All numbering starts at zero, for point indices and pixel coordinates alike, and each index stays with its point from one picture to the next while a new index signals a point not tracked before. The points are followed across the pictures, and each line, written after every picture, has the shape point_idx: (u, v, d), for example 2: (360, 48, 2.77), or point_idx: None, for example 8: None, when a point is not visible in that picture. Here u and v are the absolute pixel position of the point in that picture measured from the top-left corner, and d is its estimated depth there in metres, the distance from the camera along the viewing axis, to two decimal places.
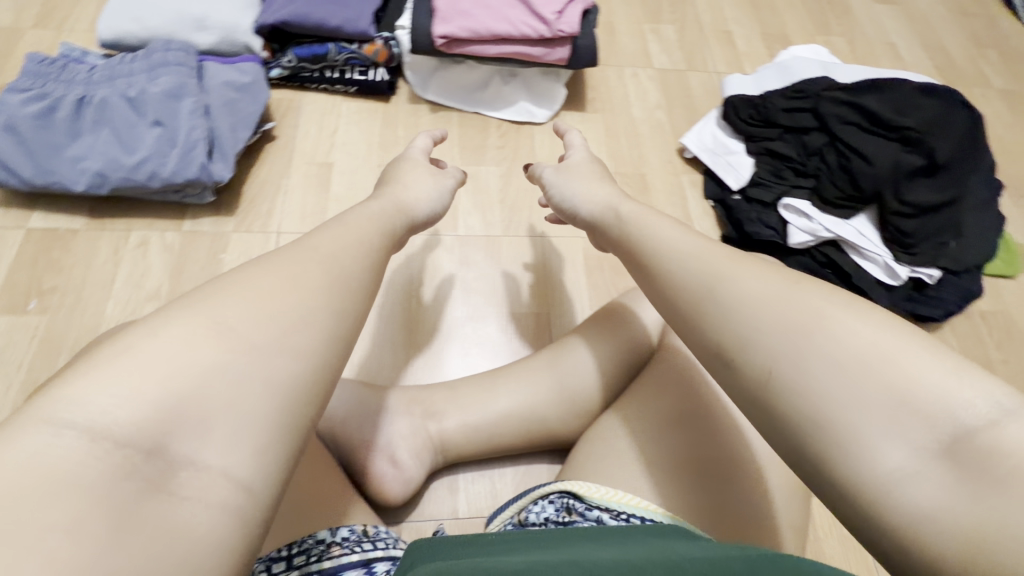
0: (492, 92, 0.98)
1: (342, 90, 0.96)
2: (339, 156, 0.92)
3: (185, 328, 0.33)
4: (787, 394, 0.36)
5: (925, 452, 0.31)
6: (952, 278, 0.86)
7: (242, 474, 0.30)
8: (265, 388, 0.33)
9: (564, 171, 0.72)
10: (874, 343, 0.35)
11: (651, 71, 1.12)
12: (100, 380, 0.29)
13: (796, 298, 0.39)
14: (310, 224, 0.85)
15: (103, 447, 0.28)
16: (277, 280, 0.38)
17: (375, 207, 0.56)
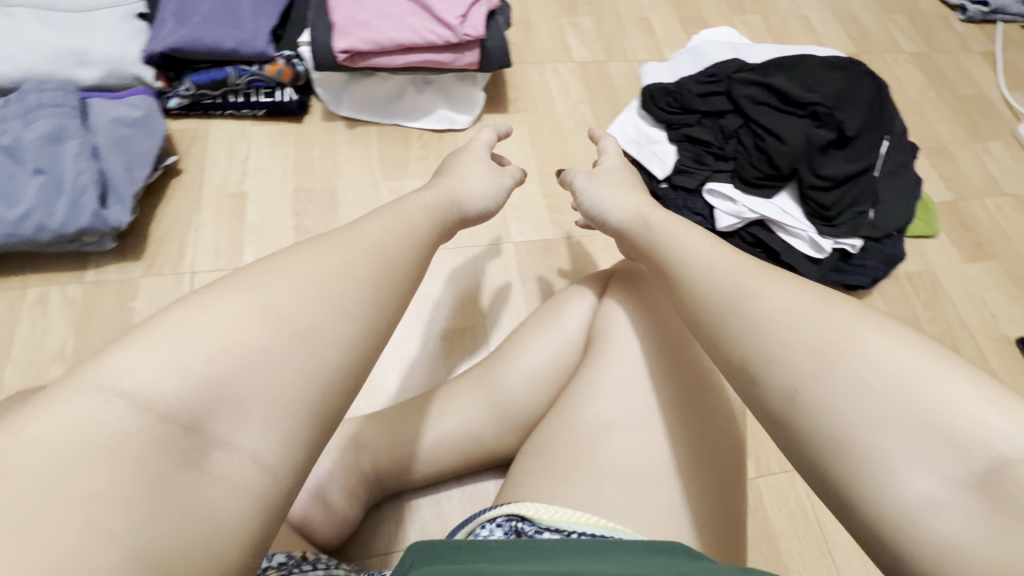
0: (408, 102, 0.95)
1: (250, 113, 0.92)
2: (252, 184, 0.88)
3: (236, 305, 0.32)
4: (808, 413, 0.34)
5: (957, 483, 0.29)
6: (875, 245, 0.88)
7: (269, 458, 0.29)
8: (304, 377, 0.31)
9: (593, 177, 0.70)
10: (903, 364, 0.33)
11: (572, 65, 1.11)
12: (142, 349, 0.29)
13: (823, 317, 0.37)
14: (226, 259, 0.81)
15: (146, 419, 0.27)
16: (325, 269, 0.36)
17: (437, 200, 0.56)
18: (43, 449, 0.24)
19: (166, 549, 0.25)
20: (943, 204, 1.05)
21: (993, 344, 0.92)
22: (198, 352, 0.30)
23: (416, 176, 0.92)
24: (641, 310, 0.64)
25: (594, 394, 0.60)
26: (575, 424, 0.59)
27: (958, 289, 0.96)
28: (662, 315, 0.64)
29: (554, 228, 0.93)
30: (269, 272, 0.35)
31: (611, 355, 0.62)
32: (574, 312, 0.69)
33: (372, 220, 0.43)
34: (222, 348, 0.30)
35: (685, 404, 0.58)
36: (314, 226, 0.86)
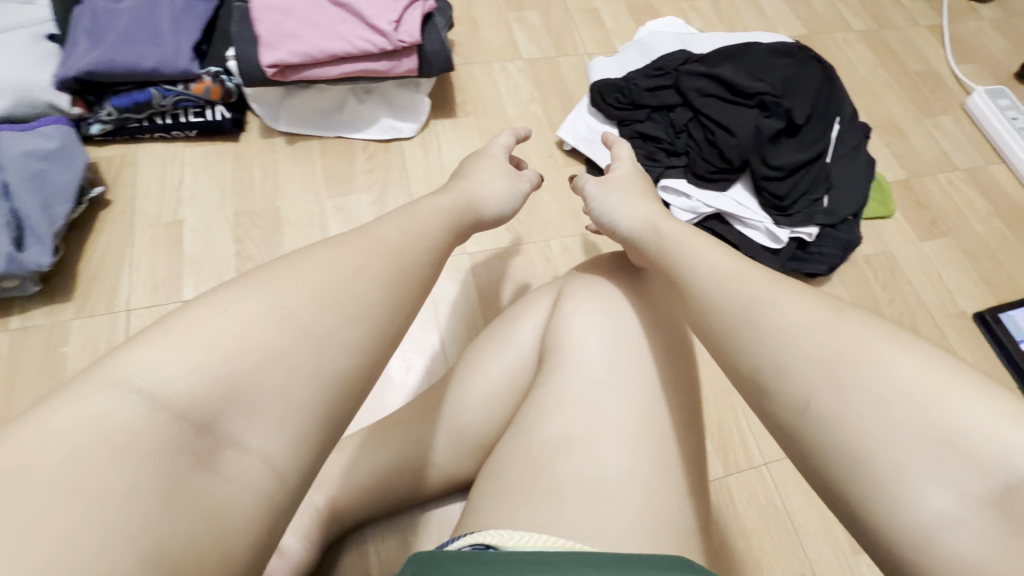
0: (350, 112, 0.92)
1: (182, 135, 0.87)
2: (189, 211, 0.83)
3: (252, 308, 0.34)
4: (821, 427, 0.34)
5: (971, 499, 0.29)
6: (832, 231, 0.87)
7: (279, 461, 0.32)
8: (314, 377, 0.34)
9: (602, 183, 0.67)
10: (921, 378, 0.34)
11: (520, 62, 1.08)
12: (159, 348, 0.31)
13: (838, 331, 0.38)
14: (164, 293, 0.77)
15: (162, 417, 0.29)
16: (339, 270, 0.39)
17: (459, 205, 0.59)
18: (64, 442, 0.26)
19: (181, 546, 0.27)
20: (898, 183, 1.06)
21: (951, 322, 0.93)
22: (216, 352, 0.32)
23: (363, 190, 0.89)
24: (602, 317, 0.63)
25: (553, 410, 0.58)
26: (532, 443, 0.57)
27: (916, 269, 0.97)
28: (636, 312, 0.64)
29: (509, 234, 0.90)
30: (285, 275, 0.37)
31: (568, 368, 0.60)
32: (526, 327, 0.67)
33: (389, 223, 0.46)
34: (239, 350, 0.33)
35: (670, 395, 0.60)
36: (257, 251, 0.82)
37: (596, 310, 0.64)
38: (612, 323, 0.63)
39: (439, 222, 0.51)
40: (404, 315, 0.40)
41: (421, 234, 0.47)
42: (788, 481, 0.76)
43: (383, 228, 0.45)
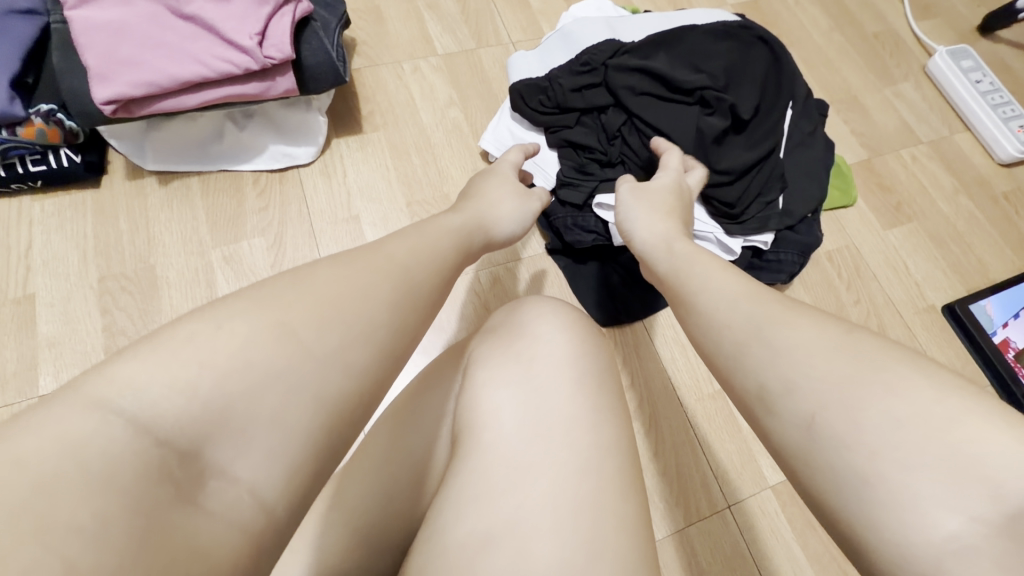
0: (230, 142, 0.78)
1: (25, 186, 0.72)
2: (42, 281, 0.70)
3: (251, 324, 0.33)
4: (826, 446, 0.31)
5: (987, 527, 0.26)
6: (791, 233, 0.79)
7: (269, 496, 0.31)
8: (315, 403, 0.33)
9: (636, 193, 0.63)
10: (939, 404, 0.30)
11: (435, 59, 0.94)
12: (147, 364, 0.30)
13: (852, 352, 0.33)
14: (16, 390, 0.65)
15: (146, 444, 0.28)
16: (353, 286, 0.38)
17: (474, 229, 0.55)
18: (32, 466, 0.25)
19: None
20: (859, 165, 0.97)
21: (920, 319, 0.86)
22: (209, 371, 0.31)
23: (256, 234, 0.76)
24: (519, 384, 0.52)
25: (470, 500, 0.46)
26: (444, 546, 0.44)
27: (881, 262, 0.89)
28: (560, 368, 0.53)
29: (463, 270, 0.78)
30: (289, 289, 0.36)
31: (482, 450, 0.49)
32: (433, 401, 0.56)
33: (399, 239, 0.45)
34: (236, 370, 0.31)
35: (615, 461, 0.48)
36: (129, 323, 0.69)
37: (510, 379, 0.53)
38: (526, 384, 0.52)
39: (393, 270, 0.41)
40: (408, 336, 0.39)
41: (372, 282, 0.39)
42: (753, 523, 0.70)
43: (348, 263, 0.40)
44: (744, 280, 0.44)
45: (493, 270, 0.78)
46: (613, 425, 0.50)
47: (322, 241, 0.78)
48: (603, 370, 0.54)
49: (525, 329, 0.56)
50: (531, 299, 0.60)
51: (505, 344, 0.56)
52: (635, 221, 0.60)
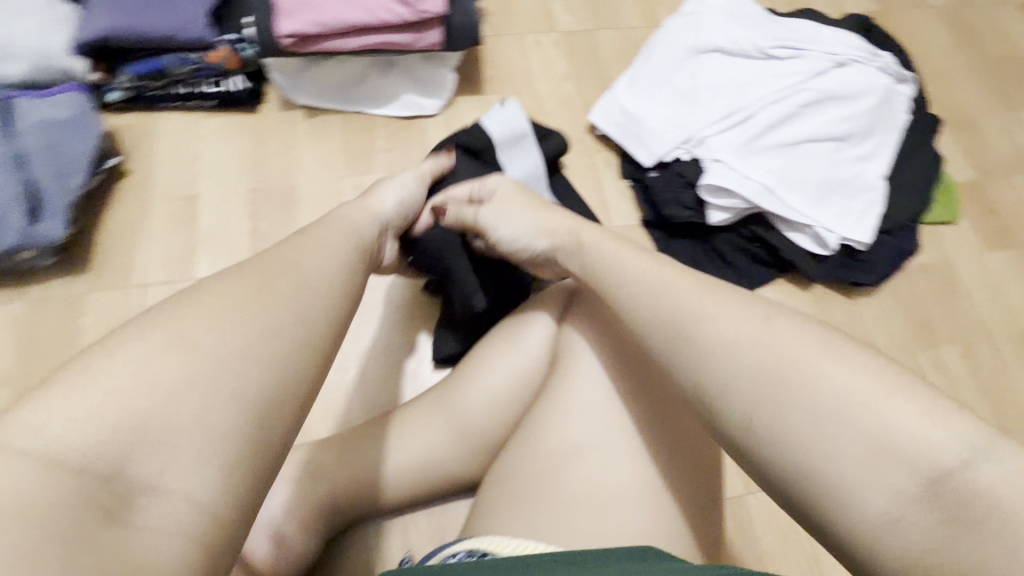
0: (372, 86, 0.87)
1: (200, 105, 0.84)
2: (205, 184, 0.81)
3: (148, 342, 0.33)
4: (768, 442, 0.38)
5: (906, 495, 0.34)
6: (887, 238, 0.81)
7: (205, 499, 0.31)
8: (232, 401, 0.33)
9: (495, 207, 0.61)
10: (850, 385, 0.37)
11: (556, 35, 1.00)
12: (53, 401, 0.30)
13: (777, 344, 0.40)
14: (178, 269, 0.75)
15: (58, 475, 0.28)
16: (240, 292, 0.38)
17: (364, 218, 0.54)
18: None
19: None
20: (966, 184, 0.96)
21: (1013, 344, 0.84)
22: (118, 396, 0.31)
23: (383, 169, 0.85)
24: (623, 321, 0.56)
25: (559, 417, 0.51)
26: (541, 448, 0.50)
27: (978, 282, 0.88)
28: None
29: None
30: (185, 311, 0.35)
31: (578, 371, 0.53)
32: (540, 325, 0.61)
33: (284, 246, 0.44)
34: (140, 392, 0.31)
35: (673, 413, 0.51)
36: (271, 230, 0.79)
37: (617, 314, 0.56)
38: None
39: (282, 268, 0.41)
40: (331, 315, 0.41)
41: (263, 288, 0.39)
42: None
43: (243, 273, 0.39)
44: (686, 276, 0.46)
45: None
46: (666, 427, 0.50)
47: None
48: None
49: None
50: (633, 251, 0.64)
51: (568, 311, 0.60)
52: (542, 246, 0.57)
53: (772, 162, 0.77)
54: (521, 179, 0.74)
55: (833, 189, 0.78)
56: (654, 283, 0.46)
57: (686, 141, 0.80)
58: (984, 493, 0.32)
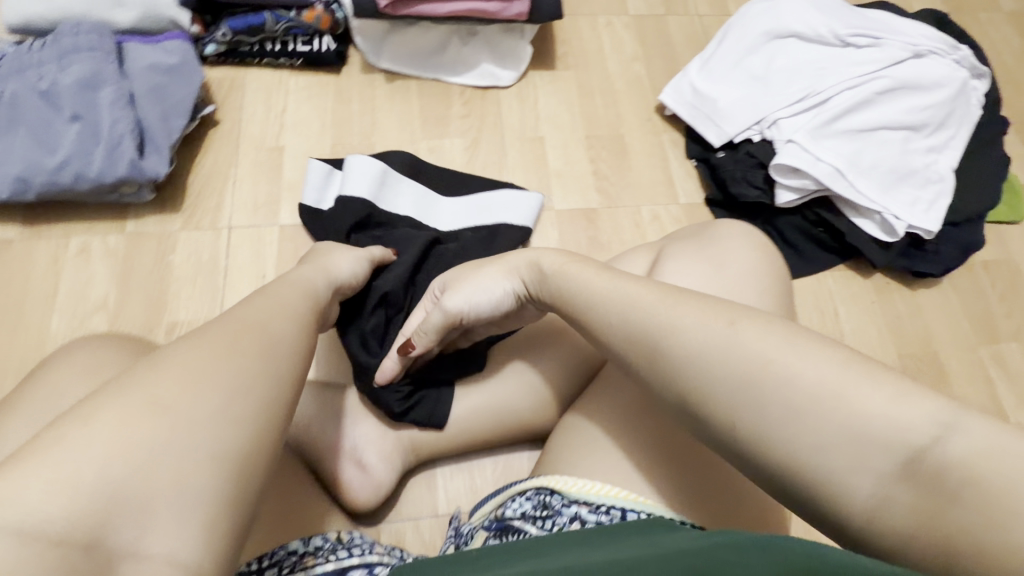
0: (452, 54, 0.90)
1: (288, 63, 0.88)
2: (290, 138, 0.85)
3: (117, 411, 0.33)
4: (753, 444, 0.38)
5: (887, 476, 0.35)
6: (953, 231, 0.82)
7: (187, 555, 0.31)
8: (212, 458, 0.34)
9: (456, 287, 0.56)
10: (828, 377, 0.37)
11: (626, 18, 1.02)
12: (24, 476, 0.29)
13: (739, 347, 0.40)
14: (264, 215, 0.79)
15: (42, 548, 0.27)
16: (211, 350, 0.39)
17: (317, 276, 0.55)
18: None
19: None
20: None
21: None
22: (94, 464, 0.31)
23: (457, 135, 0.88)
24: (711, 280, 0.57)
25: None
26: None
27: None
28: (746, 277, 0.56)
29: (634, 202, 0.87)
30: (147, 376, 0.36)
31: None
32: None
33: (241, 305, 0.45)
34: (119, 461, 0.31)
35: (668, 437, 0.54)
36: None
37: (706, 273, 0.57)
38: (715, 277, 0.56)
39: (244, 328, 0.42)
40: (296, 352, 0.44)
41: (223, 347, 0.40)
42: None
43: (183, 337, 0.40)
44: (645, 285, 0.47)
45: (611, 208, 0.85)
46: (687, 486, 0.52)
47: (510, 152, 0.88)
48: (782, 293, 0.57)
49: (720, 242, 0.60)
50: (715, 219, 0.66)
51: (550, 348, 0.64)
52: (510, 286, 0.55)
53: (844, 147, 0.78)
54: (412, 207, 0.79)
55: (902, 178, 0.79)
56: (620, 301, 0.46)
57: (758, 122, 0.82)
58: (960, 464, 0.33)
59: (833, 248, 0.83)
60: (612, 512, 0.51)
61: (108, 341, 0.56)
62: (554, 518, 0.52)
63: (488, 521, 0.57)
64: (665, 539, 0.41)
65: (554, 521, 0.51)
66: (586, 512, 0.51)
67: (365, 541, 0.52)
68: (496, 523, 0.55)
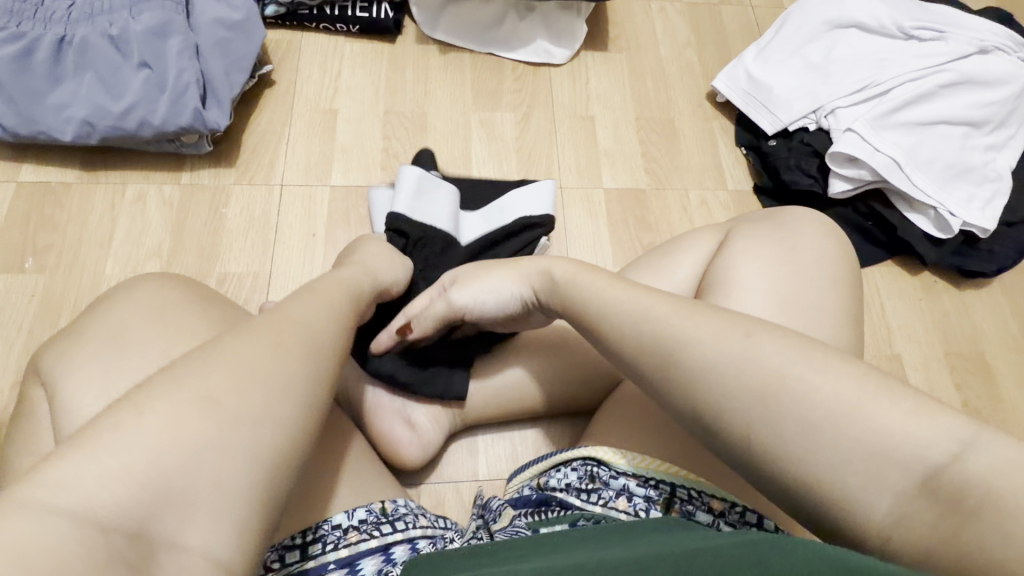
0: (507, 29, 0.90)
1: (345, 29, 0.89)
2: (344, 102, 0.85)
3: (172, 402, 0.32)
4: (769, 458, 0.36)
5: (905, 493, 0.33)
6: (1008, 231, 0.81)
7: (222, 552, 0.31)
8: (247, 456, 0.33)
9: (467, 282, 0.52)
10: (845, 392, 0.35)
11: (680, 5, 1.01)
12: (83, 462, 0.29)
13: (756, 357, 0.37)
14: (316, 176, 0.80)
15: (89, 532, 0.27)
16: (261, 350, 0.37)
17: (349, 274, 0.52)
18: None
19: None
20: None
21: None
22: (144, 458, 0.30)
23: (508, 109, 0.88)
24: (775, 260, 0.56)
25: None
26: None
27: None
28: (814, 264, 0.56)
29: (683, 185, 0.86)
30: (198, 367, 0.35)
31: (728, 299, 0.54)
32: (687, 261, 0.63)
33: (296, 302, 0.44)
34: (166, 454, 0.31)
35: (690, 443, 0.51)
36: (402, 151, 0.83)
37: (770, 254, 0.57)
38: (785, 259, 0.56)
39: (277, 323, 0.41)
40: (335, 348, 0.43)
41: (274, 344, 0.38)
42: None
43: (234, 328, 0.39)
44: (648, 292, 0.43)
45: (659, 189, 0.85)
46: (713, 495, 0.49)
47: (560, 129, 0.88)
48: (849, 277, 0.57)
49: (792, 227, 0.60)
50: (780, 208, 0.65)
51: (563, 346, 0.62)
52: (516, 292, 0.51)
53: (903, 138, 0.78)
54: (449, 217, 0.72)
55: (958, 174, 0.78)
56: (632, 305, 0.42)
57: (815, 111, 0.82)
58: (978, 484, 0.31)
59: (884, 244, 0.82)
60: (662, 487, 0.48)
61: (168, 277, 0.55)
62: (601, 492, 0.50)
63: (529, 488, 0.56)
64: (676, 538, 0.37)
65: (601, 496, 0.49)
66: (634, 486, 0.49)
67: (409, 507, 0.49)
68: (539, 490, 0.54)
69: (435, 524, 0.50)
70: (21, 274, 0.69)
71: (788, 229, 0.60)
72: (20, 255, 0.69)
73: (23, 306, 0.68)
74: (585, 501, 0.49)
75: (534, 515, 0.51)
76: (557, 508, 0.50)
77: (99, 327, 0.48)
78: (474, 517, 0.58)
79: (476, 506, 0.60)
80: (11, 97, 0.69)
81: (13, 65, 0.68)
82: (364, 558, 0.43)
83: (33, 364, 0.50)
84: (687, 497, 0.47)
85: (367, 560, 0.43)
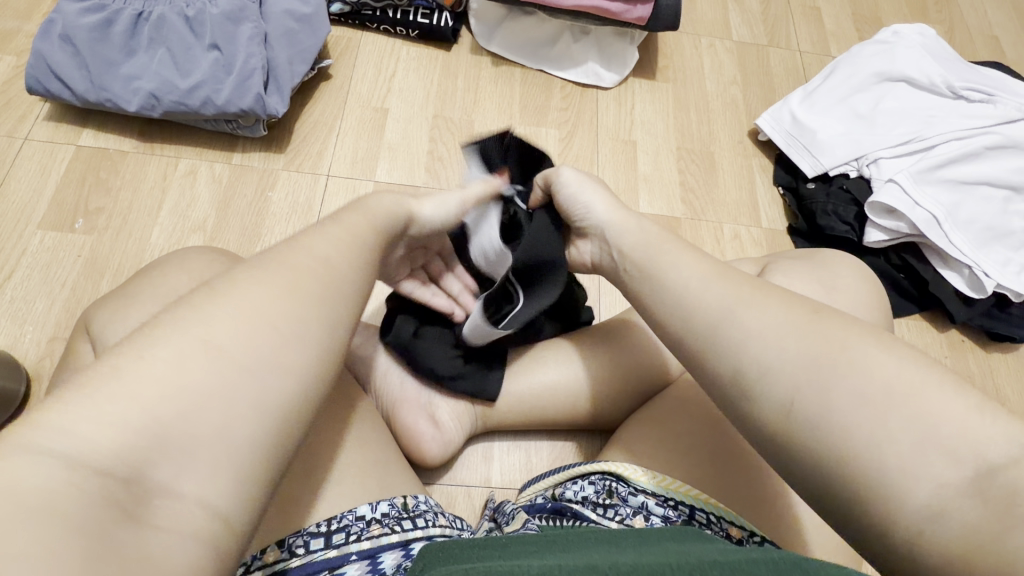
0: (560, 49, 0.93)
1: (403, 33, 0.91)
2: (394, 102, 0.87)
3: (174, 346, 0.29)
4: (808, 428, 0.34)
5: (951, 486, 0.30)
6: None
7: (220, 501, 0.28)
8: (256, 410, 0.30)
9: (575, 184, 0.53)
10: (901, 376, 0.33)
11: (729, 43, 1.02)
12: (81, 406, 0.27)
13: (825, 331, 0.37)
14: (361, 170, 0.81)
15: (84, 477, 0.25)
16: None
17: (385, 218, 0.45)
18: None
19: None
20: None
21: None
22: (137, 402, 0.27)
23: (553, 126, 0.90)
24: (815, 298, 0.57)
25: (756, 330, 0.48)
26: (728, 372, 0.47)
27: None
28: (851, 307, 0.57)
29: (720, 219, 0.86)
30: (211, 304, 0.32)
31: None
32: None
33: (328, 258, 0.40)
34: (166, 396, 0.28)
35: (716, 469, 0.51)
36: (447, 154, 0.85)
37: (811, 291, 0.57)
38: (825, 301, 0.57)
39: None
40: None
41: None
42: None
43: (246, 263, 0.36)
44: (710, 261, 0.45)
45: (694, 220, 0.86)
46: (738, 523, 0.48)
47: (602, 150, 0.89)
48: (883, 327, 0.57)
49: (834, 268, 0.61)
50: (821, 250, 0.65)
51: (603, 351, 0.63)
52: (603, 224, 0.52)
53: (945, 196, 0.79)
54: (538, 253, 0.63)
55: (996, 237, 0.79)
56: (705, 271, 0.43)
57: (857, 159, 0.83)
58: None
59: (914, 297, 0.81)
60: (681, 508, 0.48)
61: (211, 249, 0.56)
62: (618, 508, 0.49)
63: (543, 498, 0.56)
64: (690, 549, 0.35)
65: (618, 512, 0.49)
66: (653, 504, 0.48)
67: (429, 504, 0.48)
68: (554, 501, 0.53)
69: (453, 525, 0.49)
70: (70, 233, 0.72)
71: (828, 269, 0.61)
72: (72, 215, 0.72)
73: (68, 265, 0.70)
74: (601, 516, 0.49)
75: (549, 521, 0.50)
76: (571, 518, 0.50)
77: (152, 289, 0.50)
78: (485, 518, 0.58)
79: (489, 509, 0.59)
80: (86, 63, 0.73)
81: (94, 35, 0.73)
82: (385, 552, 0.42)
83: (83, 320, 0.52)
84: (706, 522, 0.47)
85: (388, 554, 0.42)
